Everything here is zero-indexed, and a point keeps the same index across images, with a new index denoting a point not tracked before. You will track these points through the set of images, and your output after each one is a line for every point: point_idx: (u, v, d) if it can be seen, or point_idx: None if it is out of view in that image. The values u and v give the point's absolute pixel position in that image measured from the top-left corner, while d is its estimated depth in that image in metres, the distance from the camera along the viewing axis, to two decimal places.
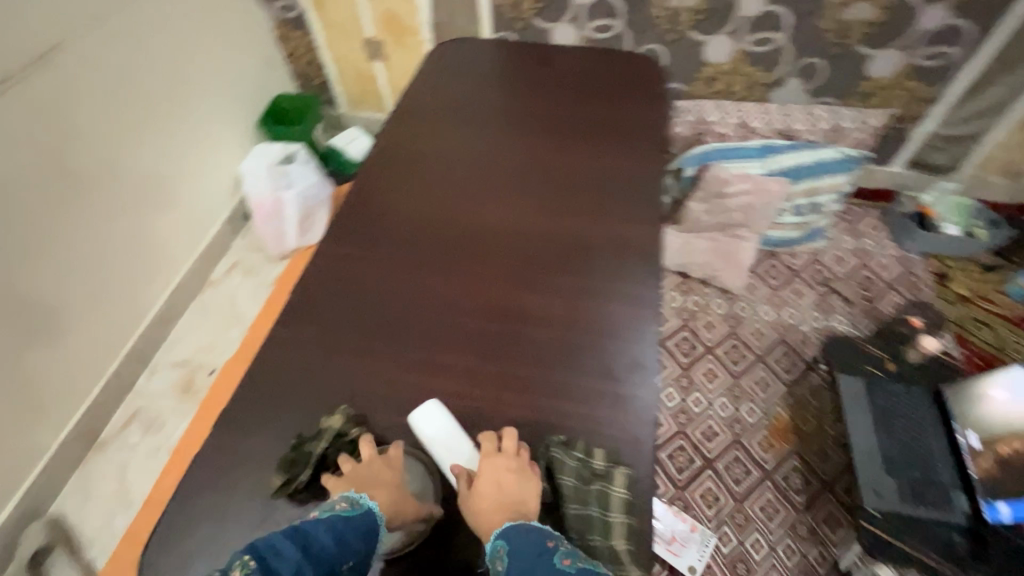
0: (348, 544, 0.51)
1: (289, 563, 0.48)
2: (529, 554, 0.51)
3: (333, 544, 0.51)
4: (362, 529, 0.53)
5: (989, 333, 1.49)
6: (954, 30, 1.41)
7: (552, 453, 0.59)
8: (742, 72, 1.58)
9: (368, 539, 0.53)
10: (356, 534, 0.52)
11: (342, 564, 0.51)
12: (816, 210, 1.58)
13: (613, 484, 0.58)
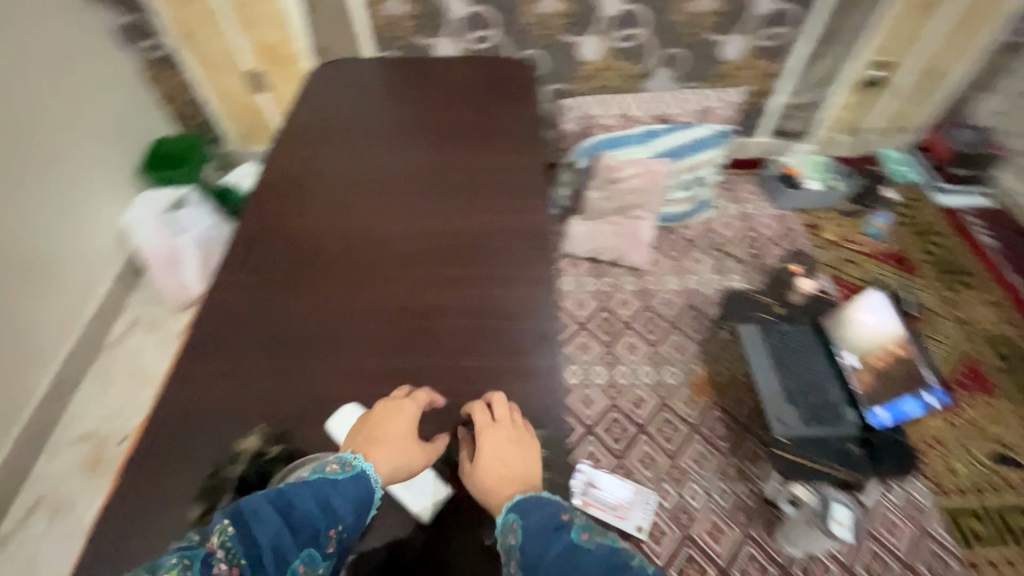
0: (335, 510, 0.52)
1: (269, 527, 0.49)
2: (542, 523, 0.52)
3: (322, 503, 0.51)
4: (353, 490, 0.54)
5: (857, 268, 1.69)
6: (784, 13, 1.61)
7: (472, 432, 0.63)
8: (616, 67, 1.72)
9: (357, 503, 0.53)
10: (348, 495, 0.53)
11: (329, 527, 0.51)
12: (699, 183, 1.72)
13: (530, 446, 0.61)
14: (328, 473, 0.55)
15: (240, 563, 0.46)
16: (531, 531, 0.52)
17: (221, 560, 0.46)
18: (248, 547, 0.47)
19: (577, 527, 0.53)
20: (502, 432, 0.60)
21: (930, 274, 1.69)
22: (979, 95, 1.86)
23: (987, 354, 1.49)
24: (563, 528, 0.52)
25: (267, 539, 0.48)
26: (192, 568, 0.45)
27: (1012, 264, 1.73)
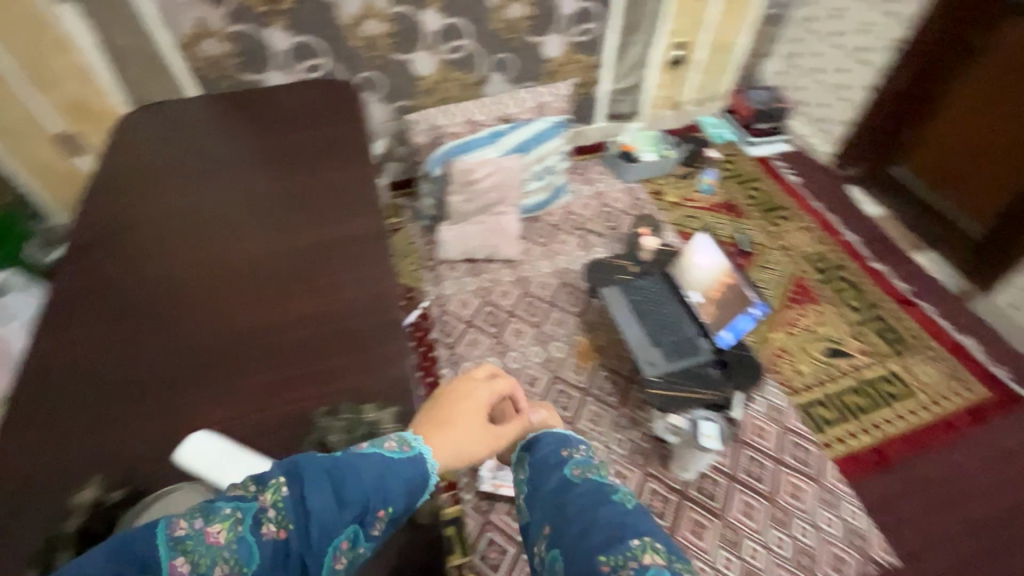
0: (387, 491, 0.50)
1: (319, 500, 0.46)
2: (545, 451, 0.61)
3: (381, 481, 0.50)
4: (413, 469, 0.52)
5: (697, 221, 1.92)
6: (588, 11, 1.80)
7: (320, 425, 0.59)
8: (452, 78, 1.83)
9: (415, 484, 0.52)
10: (405, 475, 0.51)
11: (379, 509, 0.49)
12: (550, 171, 1.87)
13: (383, 423, 0.59)
14: (389, 447, 0.53)
15: (288, 528, 0.45)
16: (537, 456, 0.61)
17: (270, 522, 0.45)
18: (298, 513, 0.46)
19: (580, 458, 0.59)
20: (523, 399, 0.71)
21: (755, 215, 1.96)
22: (760, 61, 2.21)
23: (809, 272, 1.77)
24: (564, 457, 0.60)
25: (321, 512, 0.46)
26: (245, 522, 0.44)
27: (815, 193, 2.04)
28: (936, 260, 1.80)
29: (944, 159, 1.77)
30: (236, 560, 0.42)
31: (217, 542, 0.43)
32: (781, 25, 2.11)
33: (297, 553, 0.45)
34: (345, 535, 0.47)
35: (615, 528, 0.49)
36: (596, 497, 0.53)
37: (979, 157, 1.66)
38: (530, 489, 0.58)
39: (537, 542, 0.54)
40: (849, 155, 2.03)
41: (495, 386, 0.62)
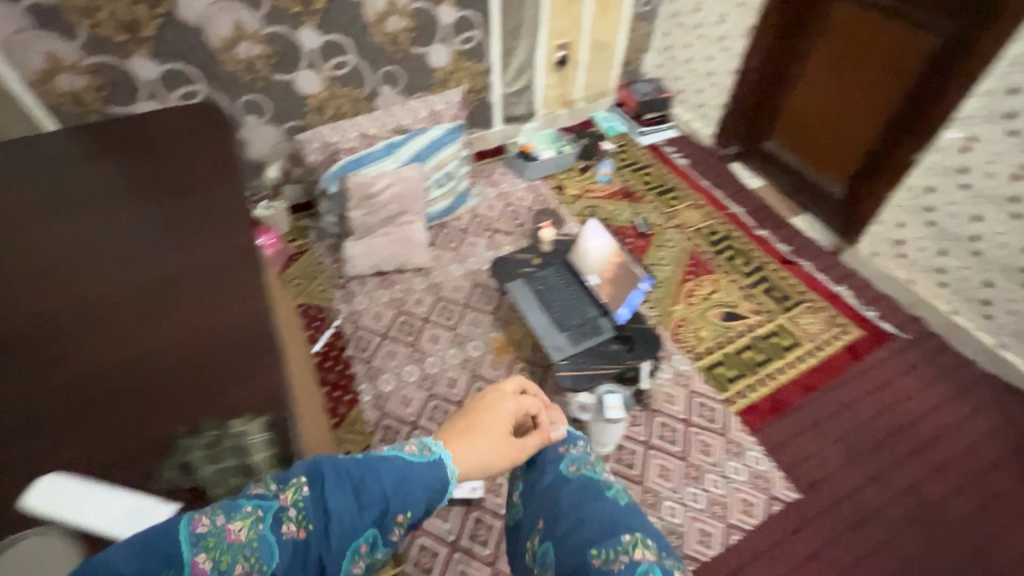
0: (403, 496, 0.57)
1: (340, 501, 0.53)
2: (548, 458, 0.77)
3: (395, 486, 0.56)
4: (428, 474, 0.60)
5: (599, 211, 2.03)
6: (467, 19, 1.86)
7: (183, 448, 0.59)
8: (341, 94, 1.83)
9: (428, 489, 0.59)
10: (418, 480, 0.58)
11: (395, 513, 0.56)
12: (451, 176, 1.90)
13: (249, 433, 0.60)
14: (410, 453, 0.61)
15: (307, 527, 0.51)
16: (539, 461, 0.77)
17: (290, 522, 0.51)
18: (316, 514, 0.52)
19: (578, 462, 0.75)
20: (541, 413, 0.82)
21: (651, 199, 2.09)
22: (639, 56, 2.37)
23: (703, 246, 1.90)
24: (565, 461, 0.75)
25: (336, 512, 0.52)
26: (265, 520, 0.51)
27: (703, 173, 2.20)
28: (810, 221, 1.98)
29: (805, 126, 1.94)
30: (254, 557, 0.48)
31: (236, 539, 0.49)
32: (652, 22, 2.27)
33: (314, 553, 0.51)
34: (361, 537, 0.53)
35: (605, 526, 0.66)
36: (591, 499, 0.69)
37: (832, 120, 1.83)
38: (533, 488, 0.75)
39: (538, 533, 0.70)
40: (728, 130, 2.18)
41: (516, 399, 0.74)
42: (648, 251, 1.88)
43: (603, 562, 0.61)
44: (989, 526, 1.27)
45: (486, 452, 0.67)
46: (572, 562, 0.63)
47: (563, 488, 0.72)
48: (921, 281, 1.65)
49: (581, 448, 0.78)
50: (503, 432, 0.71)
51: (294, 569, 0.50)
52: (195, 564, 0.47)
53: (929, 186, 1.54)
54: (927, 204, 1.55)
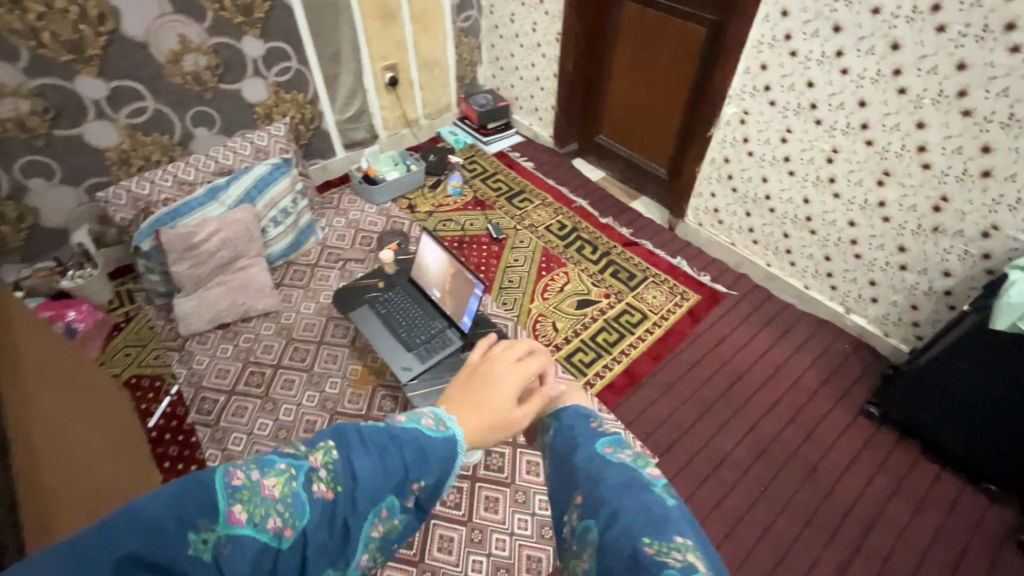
0: (425, 462, 0.56)
1: (366, 463, 0.52)
2: (581, 433, 0.66)
3: (419, 452, 0.56)
4: (444, 448, 0.58)
5: (453, 222, 2.05)
6: (277, 50, 1.81)
7: None
8: (147, 141, 1.70)
9: (446, 462, 0.58)
10: (445, 446, 0.58)
11: (417, 480, 0.55)
12: (289, 211, 1.81)
13: None
14: (427, 427, 0.60)
15: (336, 489, 0.50)
16: (572, 436, 0.67)
17: (321, 481, 0.50)
18: (346, 476, 0.51)
19: (616, 443, 0.65)
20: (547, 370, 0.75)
21: (503, 204, 2.14)
22: (473, 69, 2.44)
23: (554, 241, 1.98)
24: (600, 441, 0.65)
25: (364, 475, 0.51)
26: (298, 478, 0.49)
27: (548, 173, 2.30)
28: (647, 203, 2.15)
29: (627, 117, 2.09)
30: (290, 513, 0.47)
31: (270, 493, 0.47)
32: (477, 35, 2.34)
33: (342, 515, 0.50)
34: (387, 502, 0.53)
35: (658, 518, 0.53)
36: (637, 487, 0.57)
37: (647, 109, 1.99)
38: (564, 458, 0.64)
39: (576, 511, 0.59)
40: (564, 129, 2.30)
41: (526, 362, 0.69)
42: (503, 255, 1.93)
43: (658, 554, 0.49)
44: (817, 447, 1.43)
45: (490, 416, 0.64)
46: (619, 551, 0.51)
47: (604, 469, 0.61)
48: (740, 242, 1.83)
49: (616, 428, 0.68)
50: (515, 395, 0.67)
51: (323, 531, 0.49)
52: (229, 514, 0.45)
53: (725, 157, 1.72)
54: (728, 172, 1.73)
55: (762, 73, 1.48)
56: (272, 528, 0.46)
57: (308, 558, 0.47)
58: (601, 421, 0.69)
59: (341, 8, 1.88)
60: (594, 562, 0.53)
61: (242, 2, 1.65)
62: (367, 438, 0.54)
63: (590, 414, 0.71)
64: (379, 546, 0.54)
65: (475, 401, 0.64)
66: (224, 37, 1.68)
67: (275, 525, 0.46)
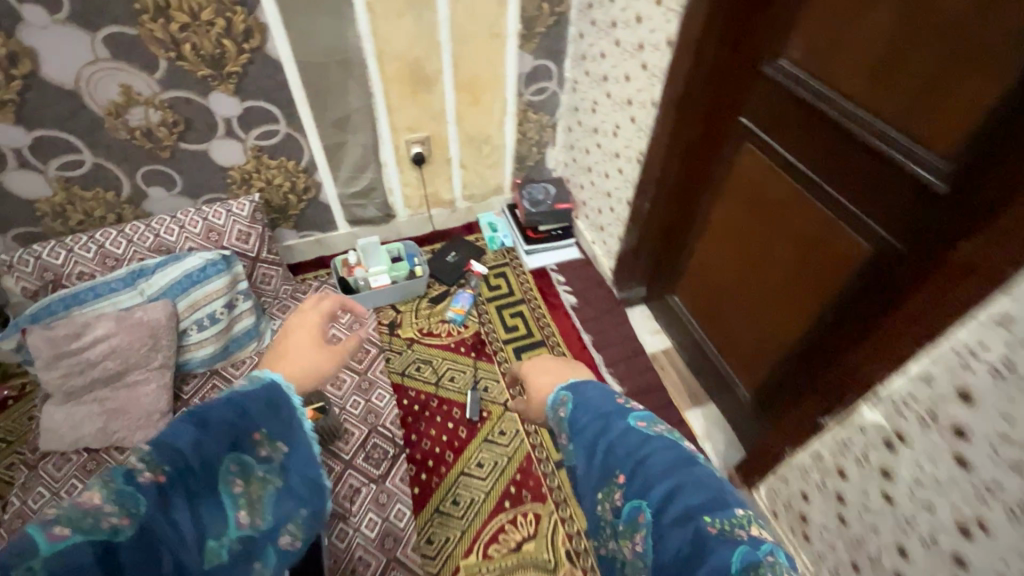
0: (253, 414, 0.70)
1: (187, 439, 0.63)
2: (611, 409, 0.74)
3: (242, 411, 0.69)
4: (268, 394, 0.73)
5: (431, 368, 1.52)
6: (258, 111, 1.40)
7: None
8: (87, 196, 1.41)
9: (274, 406, 0.73)
10: (260, 399, 0.72)
11: (252, 432, 0.70)
12: (219, 317, 1.41)
13: None
14: (244, 384, 0.73)
15: (164, 473, 0.60)
16: (601, 412, 0.74)
17: (144, 472, 0.58)
18: (168, 459, 0.61)
19: (649, 420, 0.71)
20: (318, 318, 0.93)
21: (506, 357, 1.56)
22: (541, 151, 1.84)
23: (546, 450, 1.37)
24: (633, 417, 0.71)
25: (188, 449, 0.62)
26: (115, 480, 0.56)
27: (590, 322, 1.65)
28: (712, 420, 1.44)
29: (715, 292, 1.37)
30: (119, 508, 0.55)
31: (92, 504, 0.54)
32: (551, 113, 1.74)
33: (182, 487, 0.61)
34: (229, 461, 0.67)
35: (712, 493, 0.60)
36: (686, 463, 0.64)
37: (743, 301, 1.27)
38: (597, 441, 0.70)
39: (620, 490, 0.65)
40: (629, 270, 1.62)
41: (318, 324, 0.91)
42: (467, 448, 1.36)
43: (721, 533, 0.56)
44: None
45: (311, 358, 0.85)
46: (681, 532, 0.57)
47: (645, 447, 0.67)
48: None
49: (645, 407, 0.74)
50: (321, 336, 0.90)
51: (162, 512, 0.58)
52: (51, 535, 0.51)
53: (839, 468, 0.96)
54: (838, 491, 0.98)
55: (960, 403, 0.71)
56: (109, 525, 0.54)
57: (158, 535, 0.57)
58: (624, 400, 0.76)
59: (353, 69, 1.40)
60: (647, 541, 0.60)
61: (208, 53, 1.25)
62: (193, 416, 0.66)
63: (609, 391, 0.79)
64: (251, 499, 0.68)
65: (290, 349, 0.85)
66: (184, 92, 1.30)
67: (112, 523, 0.54)
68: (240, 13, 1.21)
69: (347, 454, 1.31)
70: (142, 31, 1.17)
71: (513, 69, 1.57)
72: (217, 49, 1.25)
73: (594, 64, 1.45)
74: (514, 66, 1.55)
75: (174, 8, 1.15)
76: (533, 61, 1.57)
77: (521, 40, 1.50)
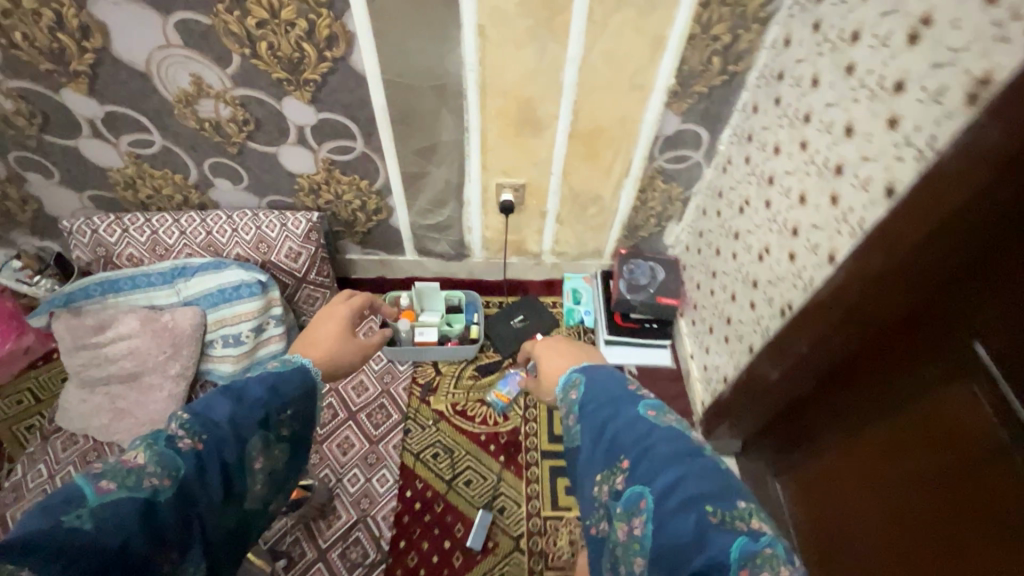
0: (280, 393, 0.76)
1: (223, 411, 0.70)
2: (622, 394, 0.72)
3: (269, 391, 0.75)
4: (293, 378, 0.79)
5: (449, 460, 1.29)
6: (335, 125, 1.19)
7: None
8: (156, 174, 1.32)
9: (297, 389, 0.79)
10: (287, 381, 0.78)
11: (278, 411, 0.75)
12: (244, 339, 1.26)
13: None
14: (274, 368, 0.80)
15: (200, 439, 0.66)
16: (613, 398, 0.72)
17: (183, 438, 0.65)
18: (204, 427, 0.67)
19: (660, 409, 0.69)
20: (342, 311, 1.01)
21: (539, 476, 1.27)
22: (661, 224, 1.47)
23: None
24: (645, 405, 0.69)
25: (222, 422, 0.68)
26: (159, 444, 0.64)
27: None
28: None
29: (823, 481, 1.01)
30: (160, 468, 0.61)
31: (136, 464, 0.61)
32: (687, 186, 1.35)
33: (213, 455, 0.66)
34: (257, 431, 0.71)
35: (718, 485, 0.59)
36: (688, 454, 0.63)
37: (863, 549, 0.89)
38: (606, 422, 0.69)
39: (623, 475, 0.64)
40: (726, 422, 1.23)
41: (340, 319, 0.99)
42: None
43: (722, 522, 0.56)
44: None
45: (342, 354, 0.94)
46: (682, 518, 0.57)
47: (651, 435, 0.65)
48: None
49: (656, 397, 0.72)
50: (347, 330, 0.98)
51: (196, 475, 0.64)
52: (101, 487, 0.58)
53: None
54: None
55: None
56: (150, 485, 0.60)
57: (190, 493, 0.63)
58: (638, 389, 0.74)
59: (449, 98, 1.13)
60: (646, 525, 0.59)
61: (286, 56, 1.05)
62: (228, 391, 0.73)
63: (621, 376, 0.77)
64: (269, 467, 0.73)
65: (316, 341, 0.94)
66: (257, 92, 1.12)
67: (153, 482, 0.61)
68: (325, 16, 0.98)
69: (325, 541, 1.16)
70: (216, 21, 0.99)
71: (650, 130, 1.20)
72: (297, 53, 1.04)
73: (760, 155, 1.05)
74: (653, 126, 1.19)
75: (252, 1, 0.95)
76: (680, 124, 1.19)
77: (670, 97, 1.12)
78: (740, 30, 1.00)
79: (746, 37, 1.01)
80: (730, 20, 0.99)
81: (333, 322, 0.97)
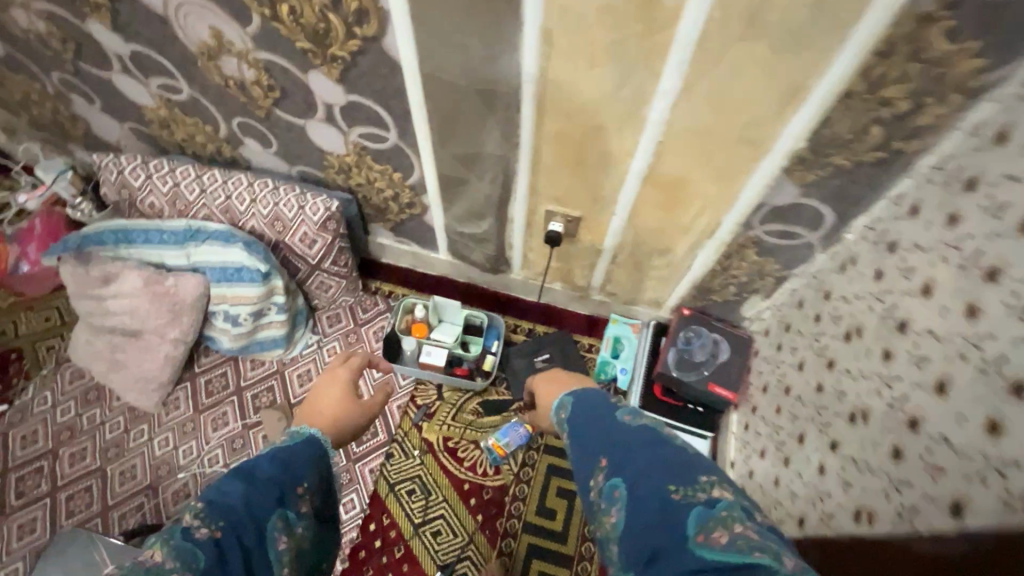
0: (295, 469, 0.60)
1: (235, 494, 0.54)
2: (595, 401, 0.59)
3: (285, 466, 0.59)
4: (306, 450, 0.63)
5: (423, 502, 1.17)
6: (366, 110, 1.00)
7: None
8: (187, 122, 1.21)
9: (313, 462, 0.63)
10: (300, 454, 0.62)
11: (297, 486, 0.59)
12: (243, 321, 1.19)
13: None
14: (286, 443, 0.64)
15: (219, 526, 0.50)
16: (584, 404, 0.59)
17: (200, 528, 0.50)
18: (219, 514, 0.51)
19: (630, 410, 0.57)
20: (343, 372, 0.81)
21: (512, 549, 1.13)
22: (742, 296, 1.17)
23: None
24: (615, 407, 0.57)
25: (238, 505, 0.53)
26: (173, 539, 0.48)
27: None
28: None
29: None
30: (180, 561, 0.46)
31: (153, 563, 0.46)
32: (787, 265, 1.03)
33: (234, 548, 0.50)
34: (278, 511, 0.55)
35: (681, 460, 0.48)
36: (661, 443, 0.50)
37: None
38: (581, 427, 0.56)
39: (600, 472, 0.51)
40: None
41: (339, 380, 0.80)
42: None
43: (687, 496, 0.44)
44: None
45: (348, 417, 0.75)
46: (650, 503, 0.45)
47: (619, 432, 0.53)
48: None
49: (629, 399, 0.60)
50: (350, 391, 0.79)
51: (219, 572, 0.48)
52: None
53: None
54: None
55: None
56: None
57: None
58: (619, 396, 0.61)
59: (499, 109, 0.89)
60: (620, 520, 0.46)
61: (310, 25, 0.85)
62: (237, 473, 0.57)
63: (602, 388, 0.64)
64: (297, 558, 0.55)
65: (311, 408, 0.76)
66: (281, 59, 0.94)
67: None
68: None
69: None
70: None
71: (753, 193, 0.89)
72: (322, 24, 0.84)
73: (902, 282, 0.73)
74: (758, 190, 0.88)
75: None
76: (797, 197, 0.87)
77: (792, 163, 0.81)
78: (927, 99, 0.66)
79: (934, 110, 0.67)
80: (915, 83, 0.65)
81: (331, 385, 0.79)
